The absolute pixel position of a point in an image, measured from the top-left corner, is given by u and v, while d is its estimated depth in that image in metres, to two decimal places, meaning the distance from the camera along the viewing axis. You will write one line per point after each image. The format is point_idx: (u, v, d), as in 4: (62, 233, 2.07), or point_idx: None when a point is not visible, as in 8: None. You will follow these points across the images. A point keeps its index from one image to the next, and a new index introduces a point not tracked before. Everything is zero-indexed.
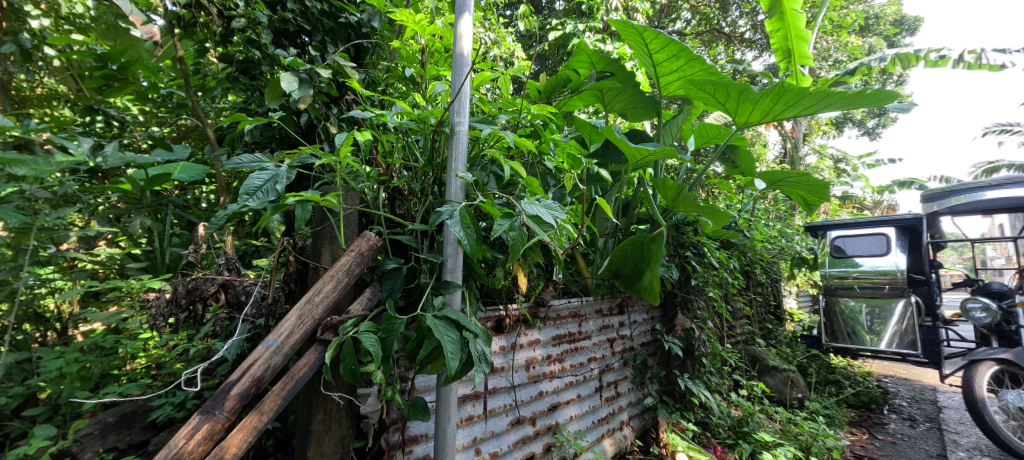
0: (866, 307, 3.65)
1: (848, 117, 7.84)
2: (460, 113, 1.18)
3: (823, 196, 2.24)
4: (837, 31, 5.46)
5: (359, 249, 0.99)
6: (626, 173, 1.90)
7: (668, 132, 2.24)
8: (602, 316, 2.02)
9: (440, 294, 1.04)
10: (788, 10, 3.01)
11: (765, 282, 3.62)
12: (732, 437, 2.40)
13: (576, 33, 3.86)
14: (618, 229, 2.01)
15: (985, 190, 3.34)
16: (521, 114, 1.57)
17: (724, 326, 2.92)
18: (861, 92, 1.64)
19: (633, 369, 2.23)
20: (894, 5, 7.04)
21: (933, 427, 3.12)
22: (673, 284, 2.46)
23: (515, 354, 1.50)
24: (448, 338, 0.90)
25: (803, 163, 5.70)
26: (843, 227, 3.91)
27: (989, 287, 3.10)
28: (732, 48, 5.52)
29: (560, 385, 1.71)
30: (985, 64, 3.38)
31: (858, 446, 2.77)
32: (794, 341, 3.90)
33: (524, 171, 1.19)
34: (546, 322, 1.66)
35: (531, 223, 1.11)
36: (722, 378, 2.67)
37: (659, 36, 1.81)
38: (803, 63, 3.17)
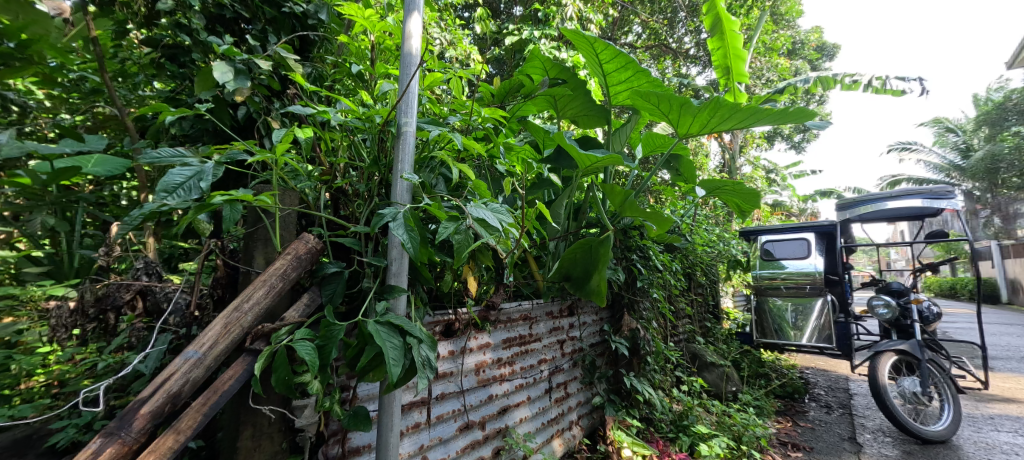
0: (791, 305, 3.98)
1: (777, 132, 8.53)
2: (408, 113, 1.16)
3: (754, 204, 2.41)
4: (769, 53, 5.93)
5: (296, 252, 0.94)
6: (577, 178, 1.94)
7: (617, 140, 2.31)
8: (552, 318, 2.05)
9: (384, 299, 1.00)
10: (727, 30, 3.22)
11: (704, 282, 3.85)
12: (673, 430, 2.52)
13: (532, 39, 3.91)
14: (568, 233, 2.05)
15: (887, 200, 3.78)
16: (472, 117, 1.57)
17: (668, 326, 3.06)
18: (785, 109, 1.78)
19: (582, 370, 2.28)
20: (818, 32, 7.75)
21: (845, 413, 3.45)
22: (620, 286, 2.56)
23: (464, 359, 1.48)
24: (390, 344, 0.86)
25: (740, 173, 6.13)
26: (773, 232, 4.25)
27: (890, 286, 3.46)
28: (678, 63, 5.83)
29: (510, 388, 1.71)
30: (889, 89, 3.80)
31: (783, 433, 3.00)
32: (729, 338, 4.17)
33: (473, 174, 1.18)
34: (496, 325, 1.66)
35: (477, 226, 1.10)
36: (665, 375, 2.79)
37: (609, 47, 1.88)
38: (740, 81, 3.39)
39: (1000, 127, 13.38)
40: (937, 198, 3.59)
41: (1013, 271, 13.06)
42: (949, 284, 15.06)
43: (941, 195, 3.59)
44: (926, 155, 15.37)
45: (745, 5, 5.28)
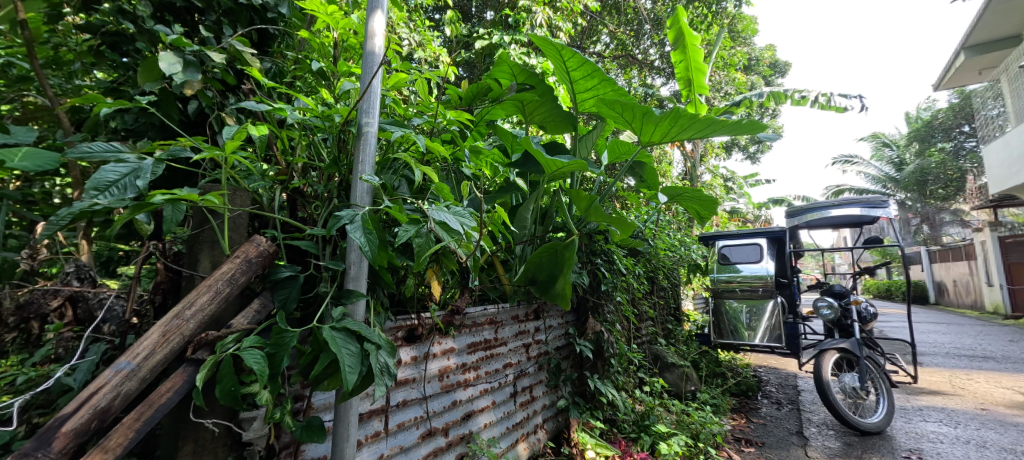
0: (745, 307, 4.16)
1: (734, 143, 8.95)
2: (369, 113, 1.13)
3: (712, 211, 2.51)
4: (727, 67, 6.22)
5: (246, 255, 0.89)
6: (543, 183, 1.95)
7: (584, 146, 2.34)
8: (518, 322, 2.05)
9: (341, 304, 0.97)
10: (689, 45, 3.36)
11: (666, 286, 3.97)
12: (635, 430, 2.57)
13: (502, 44, 3.92)
14: (535, 236, 2.05)
15: (830, 208, 4.04)
16: (437, 118, 1.54)
17: (631, 328, 3.14)
18: (740, 121, 1.86)
19: (547, 373, 2.29)
20: (771, 50, 8.21)
21: (793, 408, 3.64)
22: (584, 290, 2.60)
23: (428, 364, 1.45)
24: (347, 351, 0.83)
25: (700, 181, 6.38)
26: (729, 238, 4.45)
27: (833, 289, 3.72)
28: (644, 73, 6.00)
29: (475, 394, 1.70)
30: (833, 106, 4.07)
31: (738, 429, 3.13)
32: (689, 339, 4.32)
33: (436, 176, 1.16)
34: (461, 330, 1.64)
35: (438, 230, 1.09)
36: (628, 376, 2.84)
37: (576, 55, 1.91)
38: (701, 93, 3.53)
39: (929, 143, 14.63)
40: (872, 207, 3.89)
41: (939, 274, 14.24)
42: (885, 286, 16.26)
43: (876, 204, 3.89)
44: (865, 168, 16.57)
45: (706, 21, 5.53)
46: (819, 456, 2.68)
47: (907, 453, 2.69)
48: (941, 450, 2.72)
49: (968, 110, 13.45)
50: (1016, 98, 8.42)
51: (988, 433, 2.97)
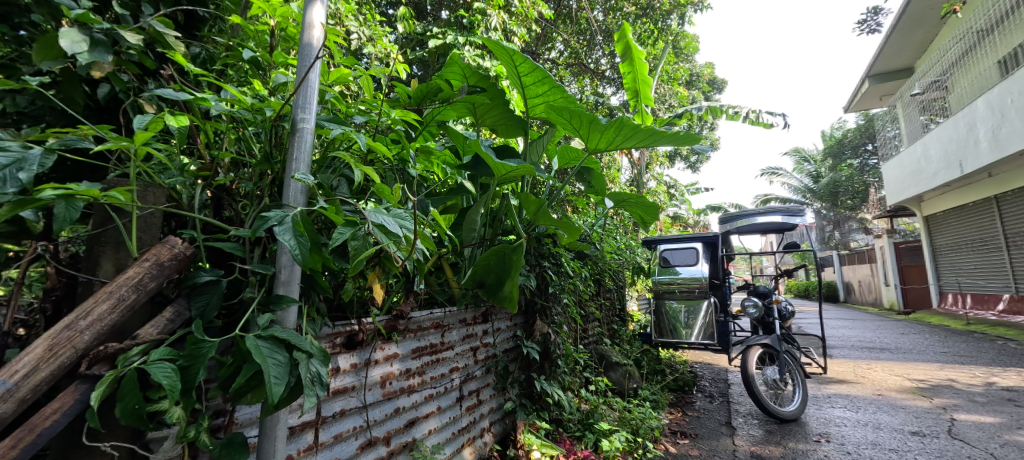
0: (684, 307, 4.39)
1: (677, 153, 9.48)
2: (306, 108, 1.07)
3: (655, 216, 2.62)
4: (671, 81, 6.58)
5: (157, 258, 0.81)
6: (493, 186, 1.95)
7: (535, 151, 2.36)
8: (465, 325, 2.03)
9: (269, 311, 0.90)
10: (637, 58, 3.52)
11: (611, 288, 4.12)
12: (580, 428, 2.63)
13: (456, 45, 3.88)
14: (484, 239, 2.04)
15: (758, 216, 4.41)
16: (381, 116, 1.49)
17: (578, 329, 3.22)
18: (679, 133, 1.95)
19: (495, 376, 2.27)
20: (710, 67, 8.79)
21: (724, 400, 3.90)
22: (532, 292, 2.63)
23: (369, 371, 1.39)
24: (273, 361, 0.78)
25: (645, 187, 6.69)
26: (669, 241, 4.70)
27: (758, 290, 4.03)
28: (596, 82, 6.19)
29: (419, 400, 1.65)
30: (761, 122, 4.44)
31: (675, 423, 3.29)
32: (632, 339, 4.50)
33: (378, 177, 1.13)
34: (405, 334, 1.59)
35: (376, 232, 1.06)
36: (574, 376, 2.91)
37: (527, 60, 1.93)
38: (647, 104, 3.71)
39: (840, 159, 16.33)
40: (792, 215, 4.30)
41: (847, 275, 15.91)
42: (803, 287, 17.91)
43: (795, 213, 4.29)
44: (788, 179, 18.18)
45: (652, 35, 5.81)
46: (745, 444, 2.88)
47: (818, 437, 2.96)
48: (845, 432, 3.03)
49: (871, 131, 15.17)
50: (908, 122, 9.61)
51: (882, 416, 3.35)
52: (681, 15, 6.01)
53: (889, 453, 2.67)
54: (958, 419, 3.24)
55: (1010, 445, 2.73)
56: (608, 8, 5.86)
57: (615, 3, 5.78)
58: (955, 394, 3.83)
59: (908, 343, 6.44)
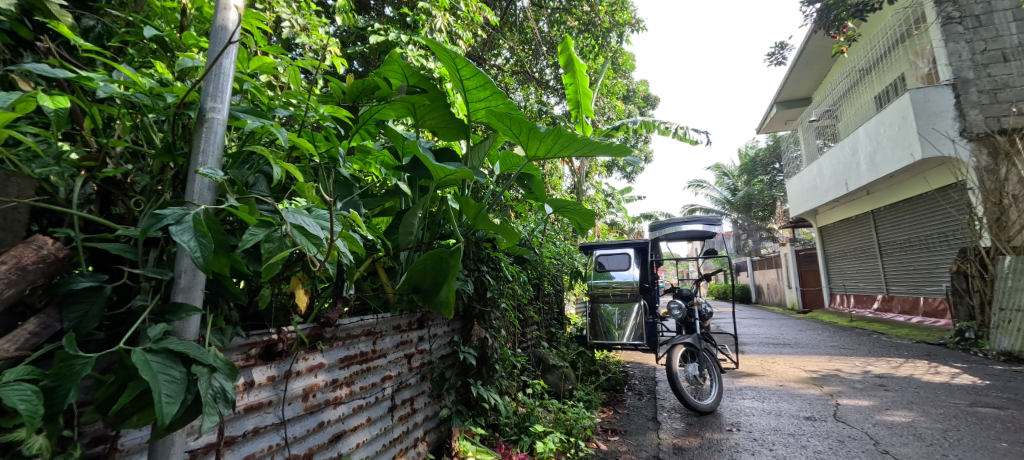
0: (617, 309, 4.58)
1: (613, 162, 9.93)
2: (218, 97, 0.97)
3: (591, 222, 2.72)
4: (609, 95, 6.90)
5: (18, 261, 0.68)
6: (431, 189, 1.92)
7: (477, 155, 2.33)
8: (399, 332, 1.95)
9: (165, 321, 0.81)
10: (578, 71, 3.66)
11: (550, 292, 4.22)
12: (515, 432, 2.65)
13: (399, 43, 3.75)
14: (421, 243, 1.99)
15: (683, 224, 4.81)
16: (309, 111, 1.40)
17: (516, 333, 3.25)
18: (611, 144, 2.03)
19: (430, 383, 2.20)
20: (645, 84, 9.35)
21: (651, 397, 4.14)
22: (470, 297, 2.61)
23: (289, 384, 1.29)
24: (165, 377, 0.69)
25: (584, 195, 6.94)
26: (605, 247, 4.97)
27: (683, 292, 4.30)
28: (540, 92, 6.30)
29: (347, 412, 1.55)
30: (688, 138, 4.79)
31: (607, 421, 3.43)
32: (569, 341, 4.63)
33: (301, 174, 1.06)
34: (332, 343, 1.49)
35: (295, 234, 1.00)
36: (511, 380, 2.92)
37: (469, 65, 1.92)
38: (587, 116, 3.87)
39: (753, 174, 18.08)
40: (711, 224, 4.80)
41: (758, 279, 17.56)
42: (721, 289, 19.51)
43: (714, 221, 4.77)
44: (710, 190, 19.74)
45: (593, 51, 6.14)
46: (668, 437, 3.05)
47: (730, 426, 3.22)
48: (753, 421, 3.33)
49: (779, 151, 16.99)
50: (807, 144, 10.88)
51: (783, 404, 3.73)
52: (619, 33, 6.32)
53: (787, 437, 2.97)
54: (842, 403, 3.68)
55: (880, 424, 3.16)
56: (553, 20, 6.04)
57: (559, 17, 5.99)
58: (840, 382, 4.37)
59: (806, 338, 7.24)
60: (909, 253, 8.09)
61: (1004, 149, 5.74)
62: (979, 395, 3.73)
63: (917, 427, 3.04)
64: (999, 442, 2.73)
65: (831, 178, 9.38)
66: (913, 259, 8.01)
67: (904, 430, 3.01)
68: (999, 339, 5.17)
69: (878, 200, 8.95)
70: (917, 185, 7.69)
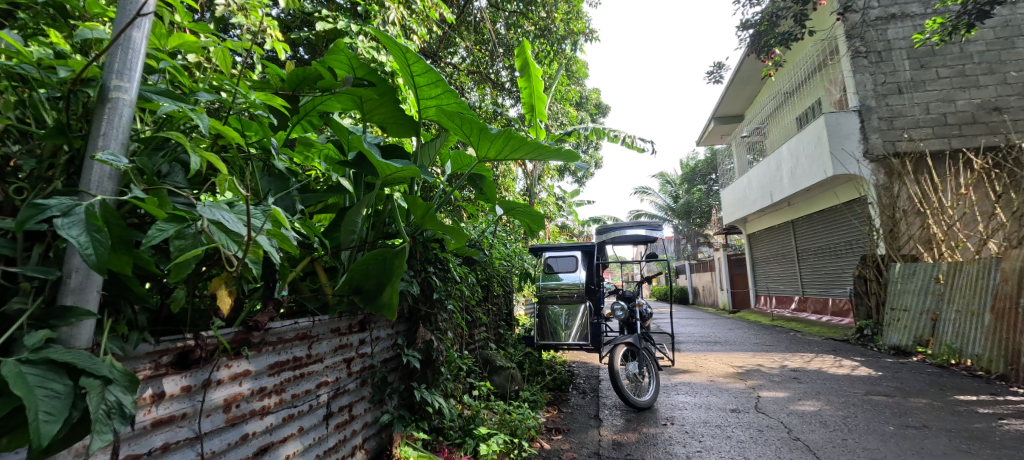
0: (565, 310, 4.67)
1: (565, 166, 10.14)
2: (124, 75, 0.87)
3: (540, 225, 2.75)
4: (563, 101, 7.05)
5: None
6: (377, 187, 1.84)
7: (428, 154, 2.26)
8: (338, 335, 1.85)
9: (49, 326, 0.71)
10: (534, 75, 3.72)
11: (498, 293, 4.22)
12: (460, 435, 2.61)
13: (348, 32, 3.58)
14: (365, 242, 1.90)
15: (626, 228, 5.08)
16: (239, 97, 1.29)
17: (463, 335, 3.21)
18: (561, 149, 2.06)
19: (370, 388, 2.11)
20: (596, 92, 9.65)
21: (594, 395, 4.26)
22: (416, 299, 2.54)
23: (207, 394, 1.17)
24: (45, 391, 0.61)
25: (536, 198, 7.02)
26: (554, 249, 5.09)
27: (626, 293, 4.47)
28: (496, 93, 6.29)
29: (276, 422, 1.43)
30: (635, 146, 5.00)
31: (551, 420, 3.48)
32: (516, 342, 4.65)
33: (224, 165, 0.99)
34: (261, 348, 1.38)
35: (212, 231, 0.93)
36: (457, 382, 2.88)
37: (421, 61, 1.87)
38: (541, 120, 3.92)
39: (692, 184, 19.27)
40: (653, 229, 5.08)
41: (694, 281, 18.69)
42: (662, 291, 20.56)
43: (655, 227, 5.06)
44: (653, 197, 20.74)
45: (548, 56, 6.25)
46: (609, 433, 3.15)
47: (665, 421, 3.39)
48: (685, 415, 3.52)
49: (715, 163, 18.22)
50: (739, 157, 11.77)
51: (713, 398, 3.98)
52: (574, 42, 6.48)
53: (715, 429, 3.17)
54: (763, 395, 4.00)
55: (793, 413, 3.46)
56: (509, 23, 6.04)
57: (516, 20, 6.03)
58: (762, 376, 4.75)
59: (734, 336, 7.80)
60: (821, 259, 8.97)
61: (898, 169, 6.53)
62: (874, 384, 4.20)
63: (823, 415, 3.37)
64: (888, 426, 3.09)
65: (758, 189, 10.19)
66: (824, 265, 8.88)
67: (812, 418, 3.32)
68: (891, 335, 5.87)
69: (797, 210, 9.85)
70: (829, 198, 8.54)
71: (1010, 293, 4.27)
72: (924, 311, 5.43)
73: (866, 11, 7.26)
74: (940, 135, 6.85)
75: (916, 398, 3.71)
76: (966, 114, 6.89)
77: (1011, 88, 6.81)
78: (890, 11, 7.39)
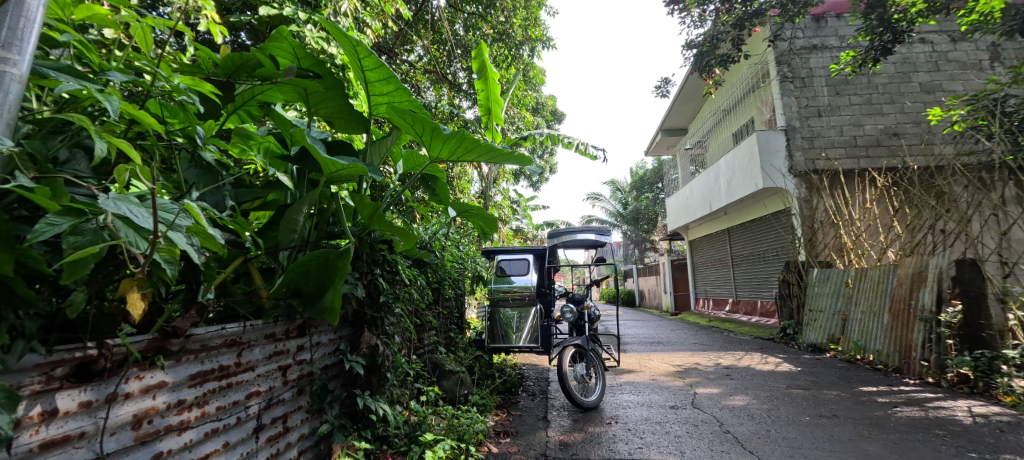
0: (516, 313, 4.67)
1: (521, 170, 10.22)
2: (13, 48, 0.77)
3: (493, 227, 2.73)
4: (520, 105, 7.10)
5: None
6: (321, 184, 1.74)
7: (377, 152, 2.17)
8: (274, 341, 1.73)
9: None
10: (491, 78, 3.72)
11: (449, 296, 4.16)
12: (405, 443, 2.53)
13: (294, 20, 3.37)
14: (306, 241, 1.80)
15: (577, 232, 5.16)
16: (159, 79, 1.17)
17: (411, 339, 3.12)
18: (514, 154, 2.07)
19: (309, 398, 1.98)
20: (552, 99, 9.83)
21: (543, 397, 4.30)
22: (361, 302, 2.43)
23: (112, 411, 1.03)
24: None
25: (491, 200, 7.00)
26: (507, 252, 5.19)
27: (575, 296, 4.55)
28: (453, 94, 6.21)
29: (195, 438, 1.30)
30: (587, 153, 5.13)
31: (500, 424, 3.47)
32: (467, 346, 4.60)
33: (137, 154, 0.91)
34: (180, 357, 1.25)
35: (117, 226, 0.86)
36: (404, 388, 2.79)
37: (372, 55, 1.80)
38: (497, 123, 3.92)
39: (640, 191, 20.11)
40: (602, 234, 5.22)
41: (640, 284, 19.46)
42: (611, 293, 21.24)
43: (605, 232, 5.19)
44: (604, 203, 21.39)
45: (505, 61, 6.27)
46: (556, 434, 3.19)
47: (609, 420, 3.48)
48: (628, 413, 3.64)
49: (661, 172, 19.13)
50: (682, 167, 12.44)
51: (654, 396, 4.14)
52: (532, 48, 6.54)
53: (655, 425, 3.31)
54: (699, 392, 4.23)
55: (725, 408, 3.69)
56: (468, 25, 5.99)
57: (474, 22, 5.99)
58: (699, 373, 5.02)
59: (675, 337, 8.21)
60: (753, 264, 9.65)
61: (817, 184, 7.20)
62: (794, 379, 4.58)
63: (750, 409, 3.62)
64: (804, 416, 3.37)
65: (698, 198, 10.82)
66: (755, 270, 9.57)
67: (741, 412, 3.55)
68: (808, 333, 6.44)
69: (732, 219, 10.54)
70: (759, 208, 9.24)
71: (905, 296, 4.81)
72: (836, 312, 5.98)
73: (793, 39, 7.95)
74: (852, 155, 7.63)
75: (829, 391, 4.09)
76: (873, 137, 7.73)
77: (907, 116, 7.72)
78: (812, 43, 8.14)
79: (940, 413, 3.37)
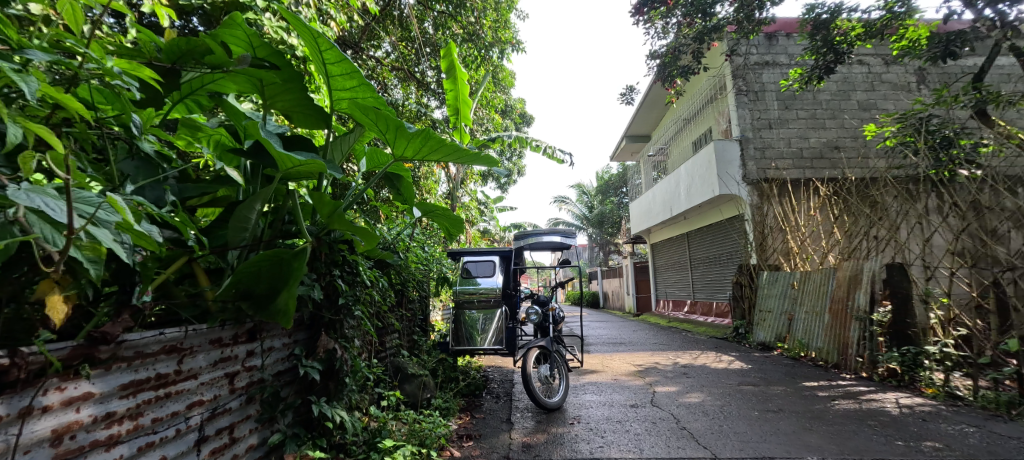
0: (481, 315, 4.64)
1: (489, 172, 10.19)
2: None
3: (459, 229, 2.69)
4: (489, 107, 7.07)
5: None
6: (275, 180, 1.65)
7: (339, 149, 2.09)
8: (221, 347, 1.62)
9: None
10: (461, 78, 3.69)
11: (413, 298, 4.08)
12: (364, 450, 2.43)
13: (252, 7, 3.19)
14: (258, 240, 1.71)
15: (544, 234, 5.20)
16: (88, 61, 1.06)
17: (372, 342, 3.02)
18: (481, 154, 2.04)
19: (258, 406, 1.87)
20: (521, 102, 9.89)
21: (506, 398, 4.29)
22: (318, 304, 2.32)
23: (27, 426, 0.92)
24: None
25: (458, 201, 6.93)
26: (472, 253, 5.15)
27: (541, 298, 4.56)
28: (421, 92, 6.10)
29: (126, 454, 1.19)
30: (555, 157, 5.18)
31: (464, 427, 3.43)
32: (431, 349, 4.52)
33: (56, 141, 0.83)
34: (111, 365, 1.14)
35: (30, 220, 0.81)
36: (363, 393, 2.69)
37: (333, 48, 1.73)
38: (466, 123, 3.88)
39: (606, 195, 20.51)
40: (568, 236, 5.28)
41: (604, 286, 19.85)
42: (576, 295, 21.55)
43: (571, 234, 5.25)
44: (570, 206, 21.68)
45: (475, 61, 6.24)
46: (519, 436, 3.18)
47: (572, 420, 3.51)
48: (590, 413, 3.68)
49: (626, 177, 19.59)
50: (645, 173, 12.81)
51: (615, 395, 4.22)
52: (501, 50, 6.53)
53: (615, 424, 3.37)
54: (658, 391, 4.34)
55: (682, 405, 3.81)
56: (437, 23, 5.92)
57: (444, 21, 5.93)
58: (659, 373, 5.16)
59: (637, 338, 8.43)
60: (710, 267, 10.05)
61: (768, 192, 7.61)
62: (745, 376, 4.80)
63: (706, 406, 3.75)
64: (753, 411, 3.53)
65: (660, 203, 11.16)
66: (711, 273, 9.97)
67: (697, 409, 3.67)
68: (758, 333, 6.78)
69: (692, 224, 10.93)
70: (716, 214, 9.65)
71: (843, 297, 5.13)
72: (783, 312, 6.32)
73: (748, 55, 8.37)
74: (800, 165, 8.11)
75: (776, 387, 4.31)
76: (817, 149, 8.24)
77: (847, 130, 8.29)
78: (765, 58, 8.57)
79: (872, 405, 3.62)
